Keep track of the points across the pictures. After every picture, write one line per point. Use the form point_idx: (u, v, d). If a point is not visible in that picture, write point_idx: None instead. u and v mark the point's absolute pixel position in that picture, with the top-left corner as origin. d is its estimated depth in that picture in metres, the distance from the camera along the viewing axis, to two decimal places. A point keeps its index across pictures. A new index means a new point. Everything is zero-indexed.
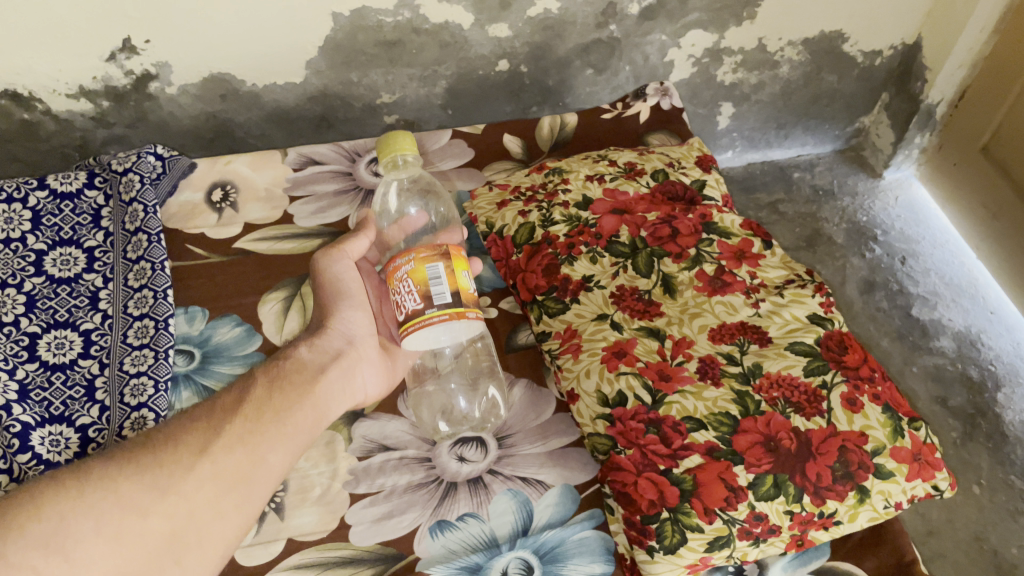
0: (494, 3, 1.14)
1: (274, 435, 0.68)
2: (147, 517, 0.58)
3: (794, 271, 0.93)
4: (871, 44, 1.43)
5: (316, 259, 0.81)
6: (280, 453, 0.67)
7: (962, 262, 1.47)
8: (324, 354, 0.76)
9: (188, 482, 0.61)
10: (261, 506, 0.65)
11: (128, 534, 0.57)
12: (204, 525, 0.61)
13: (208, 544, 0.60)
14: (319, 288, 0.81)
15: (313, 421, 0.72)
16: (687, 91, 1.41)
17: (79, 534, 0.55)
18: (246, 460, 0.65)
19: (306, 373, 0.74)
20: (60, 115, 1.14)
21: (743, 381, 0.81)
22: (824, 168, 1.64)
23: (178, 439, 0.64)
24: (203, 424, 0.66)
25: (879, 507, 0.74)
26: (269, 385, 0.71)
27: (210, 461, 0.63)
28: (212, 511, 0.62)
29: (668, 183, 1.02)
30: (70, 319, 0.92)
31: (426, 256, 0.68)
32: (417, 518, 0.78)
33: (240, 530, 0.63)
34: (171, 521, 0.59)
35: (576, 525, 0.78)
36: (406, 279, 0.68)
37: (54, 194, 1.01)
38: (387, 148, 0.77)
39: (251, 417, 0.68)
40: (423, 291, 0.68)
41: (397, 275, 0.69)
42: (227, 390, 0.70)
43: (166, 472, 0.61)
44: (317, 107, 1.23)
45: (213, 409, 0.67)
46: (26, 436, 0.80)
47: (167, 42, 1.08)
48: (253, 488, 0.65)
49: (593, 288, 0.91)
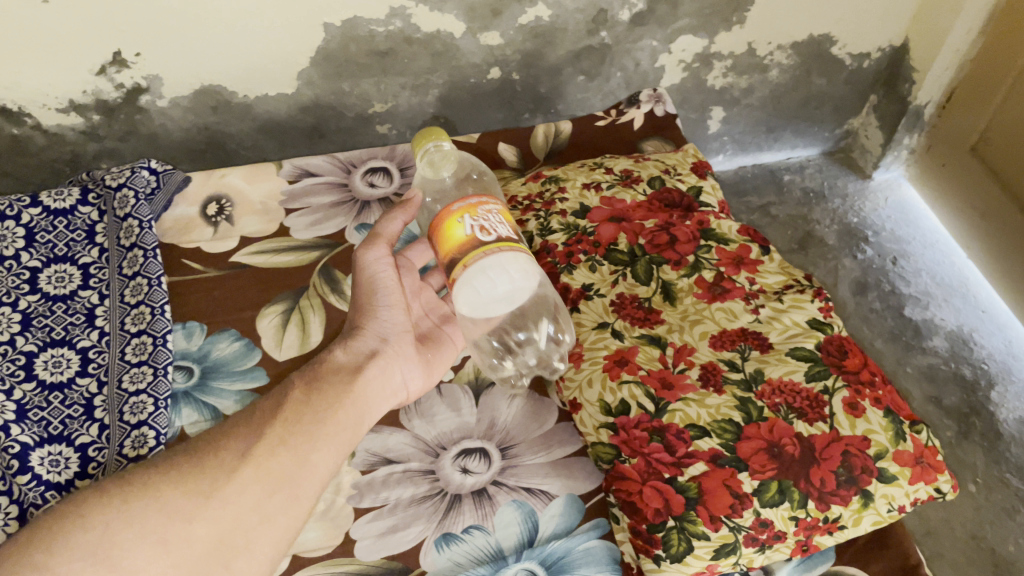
0: (486, 12, 1.14)
1: (317, 436, 0.67)
2: (194, 523, 0.58)
3: (792, 277, 0.94)
4: (859, 47, 1.44)
5: (356, 254, 0.80)
6: (324, 453, 0.67)
7: (952, 261, 1.49)
8: (360, 354, 0.76)
9: (235, 486, 0.61)
10: (309, 509, 0.65)
11: (174, 541, 0.57)
12: (252, 530, 0.60)
13: (257, 549, 0.60)
14: (357, 281, 0.80)
15: (355, 421, 0.71)
16: (678, 96, 1.42)
17: (124, 541, 0.55)
18: (291, 462, 0.65)
19: (344, 374, 0.74)
20: (50, 129, 1.13)
21: (745, 388, 0.82)
22: (814, 169, 1.65)
23: (221, 446, 0.64)
24: (245, 428, 0.66)
25: (884, 511, 0.74)
26: (307, 387, 0.71)
27: (253, 465, 0.63)
28: (259, 515, 0.61)
29: (664, 191, 1.03)
30: (67, 336, 0.91)
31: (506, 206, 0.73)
32: (422, 532, 0.77)
33: (288, 533, 0.63)
34: (218, 527, 0.59)
35: (582, 534, 0.77)
36: (496, 212, 0.71)
37: (47, 211, 1.00)
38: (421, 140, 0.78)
39: (293, 420, 0.67)
40: (513, 227, 0.71)
41: (483, 206, 0.70)
42: (267, 396, 0.70)
43: (210, 478, 0.61)
44: (309, 117, 1.23)
45: (256, 411, 0.68)
46: (26, 457, 0.80)
47: (157, 55, 1.07)
48: (299, 490, 0.64)
49: (593, 296, 0.92)
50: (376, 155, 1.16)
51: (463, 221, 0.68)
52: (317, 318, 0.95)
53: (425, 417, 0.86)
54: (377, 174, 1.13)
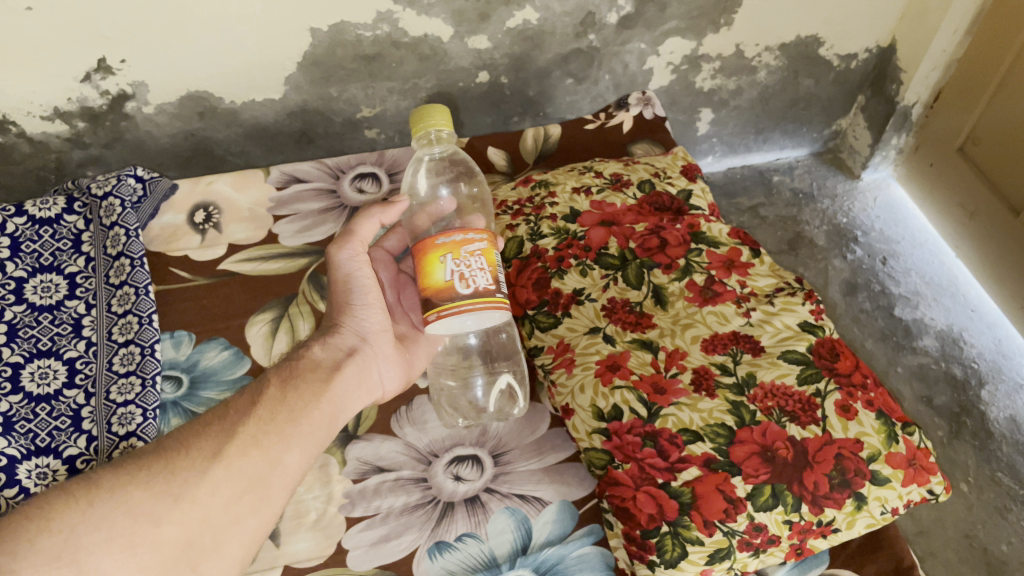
0: (474, 15, 1.13)
1: (290, 436, 0.66)
2: (162, 525, 0.56)
3: (783, 280, 0.94)
4: (846, 48, 1.44)
5: (329, 252, 0.79)
6: (296, 452, 0.66)
7: (941, 261, 1.50)
8: (337, 352, 0.76)
9: (205, 486, 0.60)
10: (279, 510, 0.64)
11: (142, 544, 0.55)
12: (222, 530, 0.59)
13: (226, 550, 0.59)
14: (332, 280, 0.79)
15: (328, 420, 0.71)
16: (667, 99, 1.42)
17: (91, 544, 0.53)
18: (263, 462, 0.63)
19: (320, 371, 0.73)
20: (35, 137, 1.11)
21: (738, 392, 0.81)
22: (803, 170, 1.66)
23: (191, 444, 0.62)
24: (216, 428, 0.64)
25: (876, 513, 0.75)
26: (282, 384, 0.70)
27: (225, 465, 0.61)
28: (229, 516, 0.60)
29: (654, 194, 1.03)
30: (53, 347, 0.90)
31: (494, 242, 0.71)
32: (414, 541, 0.76)
33: (258, 535, 0.62)
34: (187, 528, 0.57)
35: (575, 541, 0.77)
36: (479, 256, 0.69)
37: (32, 220, 0.98)
38: (415, 122, 0.76)
39: (266, 418, 0.66)
40: (495, 273, 0.70)
41: (467, 247, 0.69)
42: (240, 393, 0.68)
43: (179, 478, 0.59)
44: (297, 122, 1.22)
45: (227, 410, 0.66)
46: (13, 471, 0.79)
47: (142, 61, 1.06)
48: (269, 492, 0.63)
49: (584, 301, 0.91)
50: (364, 160, 1.15)
51: (443, 263, 0.68)
52: (308, 325, 0.94)
53: (417, 425, 0.85)
54: (365, 179, 1.13)
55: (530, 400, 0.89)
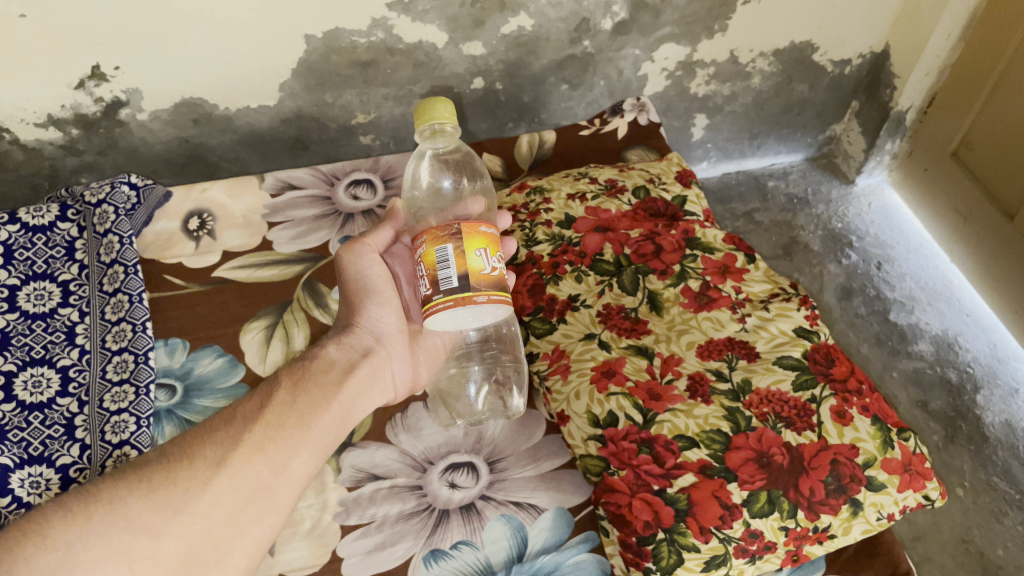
0: (468, 22, 1.14)
1: (298, 441, 0.66)
2: (160, 540, 0.56)
3: (778, 285, 0.94)
4: (839, 54, 1.45)
5: (339, 254, 0.79)
6: (303, 458, 0.66)
7: (936, 265, 1.50)
8: (352, 352, 0.76)
9: (206, 498, 0.59)
10: (282, 519, 0.63)
11: (139, 559, 0.54)
12: (224, 541, 0.59)
13: (228, 561, 0.59)
14: (345, 280, 0.79)
15: (339, 423, 0.71)
16: (662, 104, 1.43)
17: (87, 562, 0.52)
18: (267, 469, 0.63)
19: (333, 372, 0.74)
20: (28, 144, 1.11)
21: (733, 398, 0.81)
22: (798, 175, 1.66)
23: (194, 453, 0.62)
24: (221, 435, 0.64)
25: (873, 519, 0.74)
26: (293, 387, 0.70)
27: (227, 474, 0.61)
28: (231, 526, 0.59)
29: (649, 200, 1.03)
30: (46, 355, 0.89)
31: (435, 239, 0.67)
32: (410, 549, 0.76)
33: (262, 544, 0.61)
34: (187, 541, 0.57)
35: (571, 549, 0.76)
36: (421, 263, 0.68)
37: (25, 228, 0.98)
38: (424, 116, 0.75)
39: (273, 423, 0.66)
40: (431, 276, 0.67)
41: (416, 257, 0.70)
42: (250, 396, 0.69)
43: (180, 490, 0.59)
44: (292, 129, 1.22)
45: (234, 416, 0.66)
46: (6, 479, 0.78)
47: (137, 68, 1.06)
48: (274, 501, 0.63)
49: (579, 307, 0.92)
50: (359, 167, 1.15)
51: None
52: (303, 334, 0.94)
53: (412, 432, 0.85)
54: (360, 186, 1.12)
55: (525, 407, 0.88)
